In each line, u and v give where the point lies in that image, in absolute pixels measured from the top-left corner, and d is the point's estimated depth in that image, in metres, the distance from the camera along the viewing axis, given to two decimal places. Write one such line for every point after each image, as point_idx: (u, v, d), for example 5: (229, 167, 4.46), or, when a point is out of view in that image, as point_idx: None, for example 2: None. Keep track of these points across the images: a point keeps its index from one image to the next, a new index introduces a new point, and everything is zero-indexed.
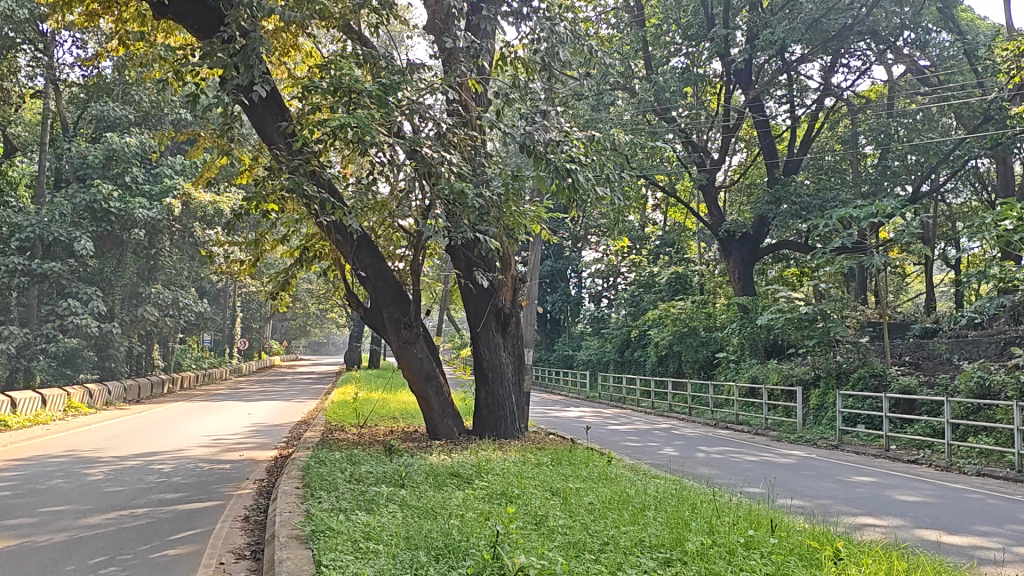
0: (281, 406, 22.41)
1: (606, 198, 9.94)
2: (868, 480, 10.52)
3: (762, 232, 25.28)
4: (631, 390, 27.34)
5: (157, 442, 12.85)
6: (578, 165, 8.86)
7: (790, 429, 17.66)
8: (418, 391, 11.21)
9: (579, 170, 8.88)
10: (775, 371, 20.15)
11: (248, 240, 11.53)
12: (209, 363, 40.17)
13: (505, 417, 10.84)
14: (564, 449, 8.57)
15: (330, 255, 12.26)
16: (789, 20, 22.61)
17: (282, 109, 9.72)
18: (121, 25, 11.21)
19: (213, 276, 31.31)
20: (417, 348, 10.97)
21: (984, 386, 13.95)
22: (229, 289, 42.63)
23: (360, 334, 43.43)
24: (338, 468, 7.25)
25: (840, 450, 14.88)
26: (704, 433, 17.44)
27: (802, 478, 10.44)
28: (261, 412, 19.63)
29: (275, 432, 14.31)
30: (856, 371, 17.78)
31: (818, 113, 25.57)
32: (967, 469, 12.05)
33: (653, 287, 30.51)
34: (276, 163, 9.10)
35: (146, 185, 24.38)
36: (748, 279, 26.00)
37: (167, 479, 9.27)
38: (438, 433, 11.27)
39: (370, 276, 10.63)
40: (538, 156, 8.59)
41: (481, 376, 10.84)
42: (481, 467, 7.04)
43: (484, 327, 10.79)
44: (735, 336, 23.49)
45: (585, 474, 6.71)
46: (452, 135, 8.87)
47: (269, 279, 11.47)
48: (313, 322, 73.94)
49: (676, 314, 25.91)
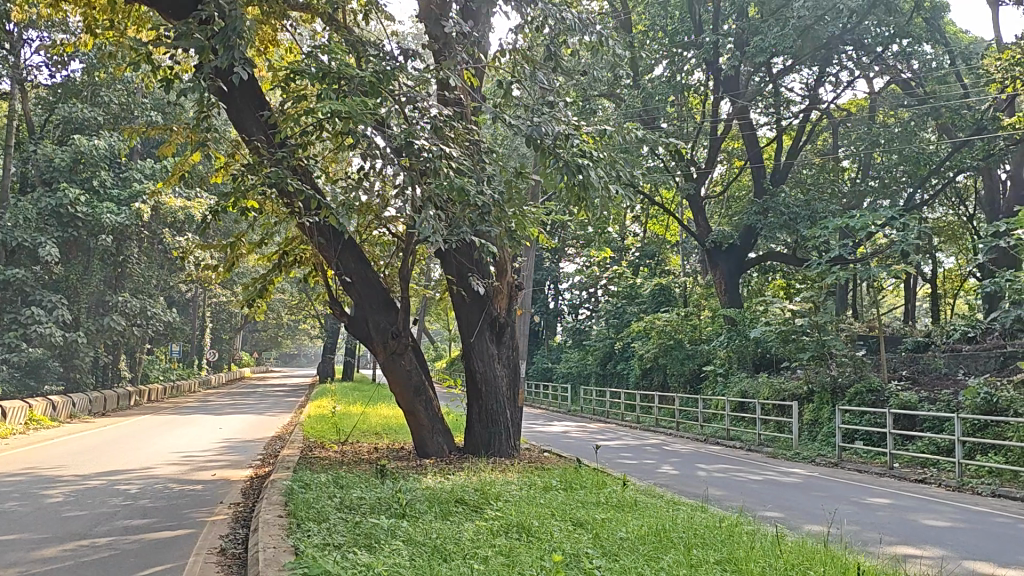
0: (254, 419, 21.53)
1: (613, 198, 9.34)
2: (886, 501, 9.89)
3: (749, 243, 24.74)
4: (615, 404, 26.67)
5: (122, 459, 11.97)
6: (588, 162, 8.27)
7: (785, 446, 17.05)
8: (406, 406, 10.48)
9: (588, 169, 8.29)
10: (766, 386, 19.55)
11: (224, 244, 10.76)
12: (178, 376, 39.11)
13: (499, 434, 10.16)
14: (570, 470, 7.89)
15: (310, 261, 11.55)
16: (779, 27, 22.14)
17: (261, 100, 9.02)
18: (90, 15, 10.51)
19: (183, 285, 30.34)
20: (405, 361, 10.24)
21: (992, 402, 13.43)
22: (200, 299, 41.61)
23: (333, 345, 42.55)
24: (327, 492, 6.51)
25: (842, 468, 14.28)
26: (697, 450, 16.77)
27: (816, 499, 9.80)
28: (233, 427, 18.76)
29: (248, 449, 13.51)
30: (852, 386, 17.21)
31: (806, 122, 25.15)
32: (981, 490, 11.50)
33: (636, 299, 29.91)
34: (256, 157, 8.38)
35: (115, 189, 23.47)
36: (734, 291, 25.45)
37: (133, 502, 8.44)
38: (427, 451, 10.54)
39: (355, 282, 9.94)
40: (546, 150, 8.04)
41: (474, 390, 10.15)
42: (487, 493, 6.33)
43: (478, 337, 10.12)
44: (722, 349, 22.91)
45: (602, 501, 6.04)
46: (450, 128, 8.22)
47: (246, 290, 10.69)
48: (283, 333, 72.81)
49: (661, 326, 25.29)
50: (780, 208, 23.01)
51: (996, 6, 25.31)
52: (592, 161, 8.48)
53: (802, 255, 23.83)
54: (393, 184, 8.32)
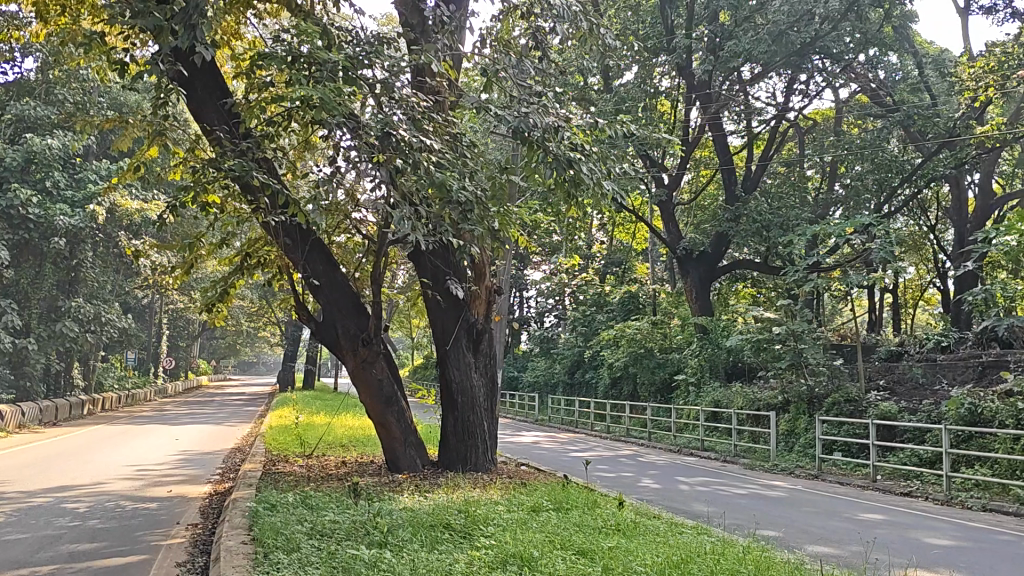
0: (213, 429, 20.72)
1: (602, 197, 8.89)
2: (879, 517, 9.47)
3: (721, 250, 24.42)
4: (584, 413, 26.22)
5: (70, 474, 11.22)
6: (578, 158, 7.82)
7: (762, 457, 16.66)
8: (376, 418, 9.88)
9: (578, 164, 7.82)
10: (740, 395, 19.17)
11: (182, 244, 10.10)
12: (134, 384, 38.06)
13: (475, 447, 9.62)
14: (556, 489, 7.35)
15: (275, 264, 10.96)
16: (753, 31, 21.83)
17: (224, 89, 8.42)
18: (40, 2, 9.86)
19: (139, 289, 29.39)
20: (376, 369, 9.66)
21: (976, 413, 13.11)
22: (156, 305, 40.54)
23: (294, 353, 41.64)
24: (296, 516, 5.91)
25: (823, 481, 13.89)
26: (672, 461, 16.31)
27: (807, 515, 9.37)
28: (190, 438, 17.97)
29: (207, 462, 12.82)
30: (829, 397, 16.87)
31: (778, 129, 24.91)
32: (972, 505, 11.14)
33: (605, 307, 29.52)
34: (220, 148, 7.78)
35: (69, 191, 22.56)
36: (705, 298, 25.10)
37: (80, 523, 7.74)
38: (399, 466, 9.95)
39: (323, 286, 9.42)
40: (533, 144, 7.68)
41: (448, 400, 9.62)
42: (473, 516, 5.78)
43: (454, 345, 9.59)
44: (694, 358, 22.52)
45: (599, 525, 5.53)
46: (429, 119, 7.71)
47: (205, 295, 10.05)
48: (242, 341, 71.51)
49: (631, 334, 24.84)
50: (753, 215, 22.71)
51: (965, 15, 25.31)
52: (582, 157, 8.03)
53: (774, 262, 23.56)
54: (369, 180, 7.78)
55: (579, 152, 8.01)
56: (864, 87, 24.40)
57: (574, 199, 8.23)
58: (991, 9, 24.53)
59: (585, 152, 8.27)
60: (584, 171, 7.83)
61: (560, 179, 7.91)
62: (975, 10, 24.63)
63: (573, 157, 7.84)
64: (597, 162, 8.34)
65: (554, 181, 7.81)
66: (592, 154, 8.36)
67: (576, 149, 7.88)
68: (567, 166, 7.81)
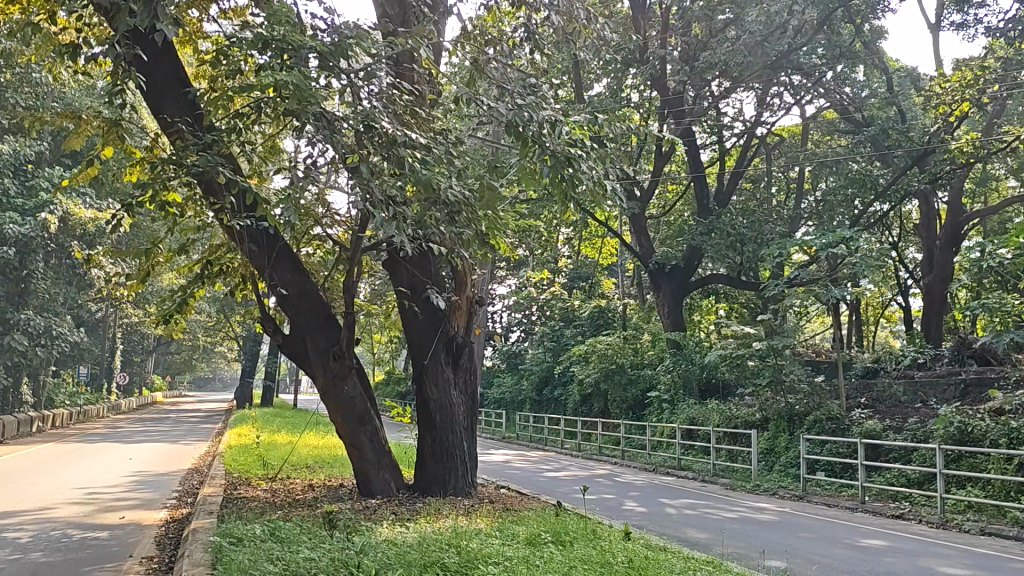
0: (169, 448, 19.80)
1: (601, 201, 8.07)
2: (884, 543, 8.98)
3: (693, 264, 24.02)
4: (553, 431, 25.63)
5: (14, 498, 10.38)
6: (577, 154, 6.95)
7: (743, 476, 16.17)
8: (348, 439, 9.19)
9: (577, 161, 6.95)
10: (717, 412, 18.70)
11: (138, 250, 9.36)
12: (86, 401, 36.79)
13: (454, 470, 9.00)
14: (552, 516, 6.76)
15: (239, 273, 10.25)
16: (727, 43, 21.46)
17: (183, 78, 7.75)
18: None
19: (92, 302, 28.28)
20: (348, 386, 9.01)
21: (966, 432, 12.69)
22: (110, 320, 39.26)
23: (253, 369, 40.61)
24: (268, 551, 5.25)
25: (809, 502, 13.40)
26: (651, 481, 15.75)
27: (809, 541, 8.85)
28: (145, 457, 17.07)
29: (162, 485, 12.02)
30: (810, 415, 16.44)
31: (751, 143, 24.59)
32: (969, 528, 10.66)
33: (574, 322, 28.97)
34: (182, 142, 7.09)
35: (19, 199, 21.60)
36: (677, 313, 24.65)
37: (22, 556, 6.97)
38: (372, 489, 9.28)
39: (291, 295, 8.79)
40: (528, 141, 7.08)
41: (426, 419, 8.99)
42: (469, 551, 5.16)
43: (432, 359, 9.01)
44: (666, 374, 22.03)
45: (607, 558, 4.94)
46: (411, 114, 7.10)
47: (161, 307, 9.32)
48: (198, 355, 70.02)
49: (602, 349, 24.28)
50: (726, 229, 22.33)
51: (935, 32, 25.22)
52: (582, 153, 7.15)
53: (748, 277, 23.20)
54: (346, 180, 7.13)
55: (579, 147, 7.14)
56: (836, 101, 24.16)
57: (571, 201, 7.36)
58: (961, 25, 24.45)
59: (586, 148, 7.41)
60: (583, 169, 6.97)
61: (556, 177, 7.04)
62: (946, 26, 24.54)
63: (571, 152, 6.98)
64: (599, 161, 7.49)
65: (550, 180, 6.93)
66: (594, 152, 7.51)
67: (575, 144, 7.01)
68: (565, 164, 6.92)
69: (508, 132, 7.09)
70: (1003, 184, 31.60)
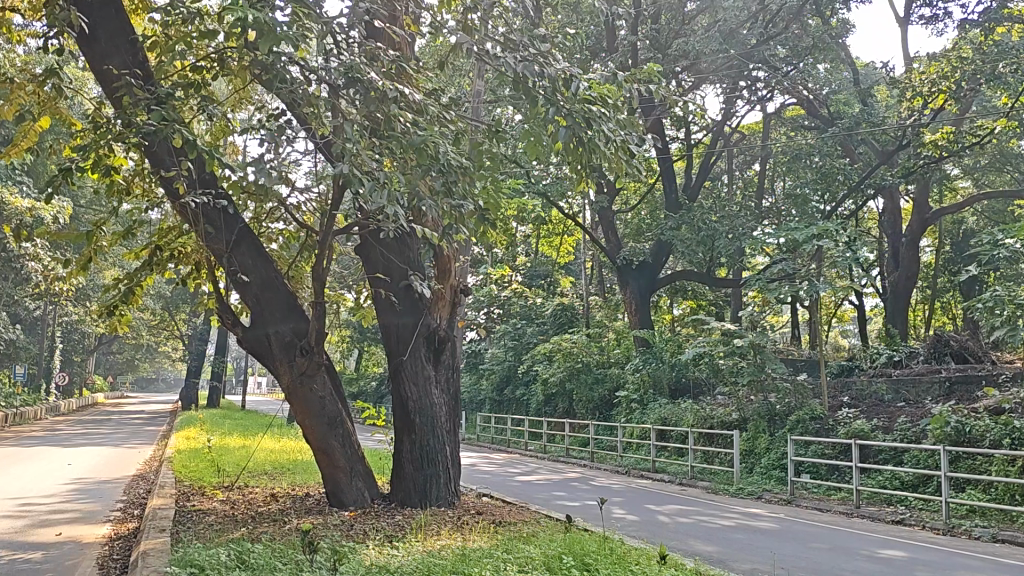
0: (111, 453, 18.48)
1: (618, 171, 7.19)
2: (906, 554, 8.22)
3: (661, 260, 23.31)
4: (515, 432, 24.83)
5: None
6: (598, 114, 5.97)
7: (724, 479, 15.48)
8: (316, 445, 8.20)
9: (598, 122, 5.98)
10: (691, 413, 18.00)
11: (77, 233, 8.26)
12: (23, 402, 35.08)
13: (436, 478, 8.11)
14: (565, 534, 5.88)
15: (193, 260, 9.22)
16: (701, 30, 20.69)
17: (128, 23, 6.79)
18: None
19: (27, 298, 26.69)
20: (318, 385, 8.03)
21: (963, 432, 12.10)
22: (48, 318, 37.47)
23: (199, 369, 39.13)
24: None
25: (800, 506, 12.69)
26: (629, 485, 14.92)
27: (828, 553, 8.09)
28: (85, 463, 15.83)
29: (104, 494, 10.92)
30: (792, 415, 15.78)
31: (718, 136, 24.00)
32: (980, 534, 9.97)
33: (536, 320, 28.14)
34: (132, 98, 6.10)
35: None
36: (644, 311, 23.89)
37: None
38: (343, 500, 8.31)
39: (253, 282, 7.88)
40: (541, 100, 6.11)
41: (404, 421, 8.08)
42: None
43: (412, 355, 8.10)
44: (635, 374, 21.31)
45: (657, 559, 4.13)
46: (397, 71, 6.22)
47: (105, 296, 8.33)
48: (139, 354, 68.02)
49: (567, 348, 23.44)
50: (695, 225, 21.64)
51: (903, 26, 24.86)
52: (603, 113, 6.18)
53: (717, 274, 22.58)
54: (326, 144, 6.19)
55: (599, 106, 6.17)
56: (805, 96, 23.63)
57: (585, 168, 6.46)
58: (930, 19, 24.09)
59: (610, 106, 6.44)
60: (604, 132, 6.01)
61: (573, 139, 6.07)
62: (914, 20, 24.15)
63: (591, 113, 6.00)
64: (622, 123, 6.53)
65: (567, 142, 5.97)
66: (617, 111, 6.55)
67: (595, 103, 6.03)
68: (585, 127, 5.94)
69: (520, 89, 6.11)
70: (963, 183, 31.42)
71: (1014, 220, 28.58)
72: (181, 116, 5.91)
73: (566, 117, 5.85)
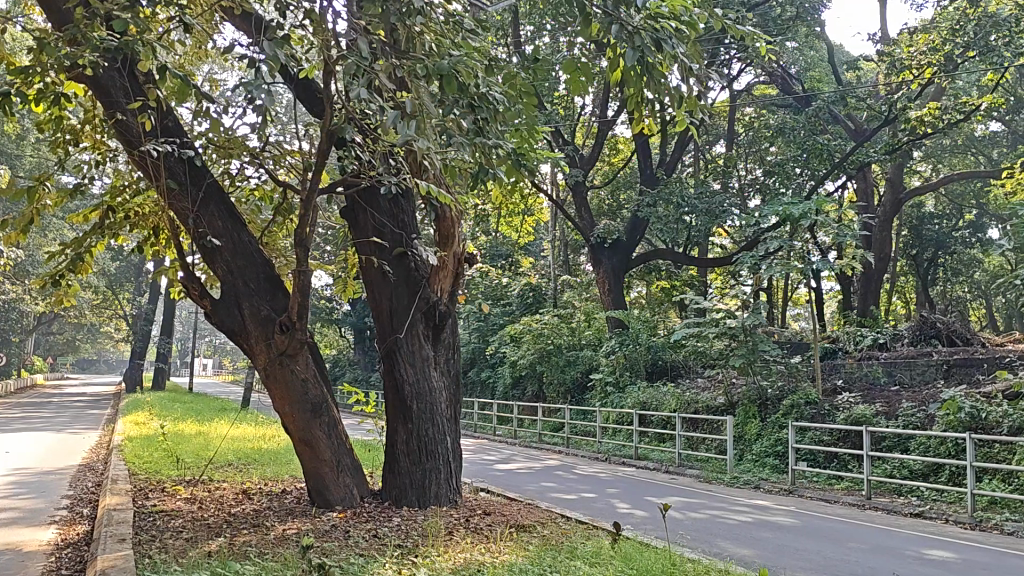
0: (53, 439, 17.05)
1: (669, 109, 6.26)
2: (957, 555, 7.39)
3: (636, 237, 22.39)
4: (482, 416, 23.88)
5: None
6: (669, 33, 5.02)
7: (714, 467, 14.64)
8: (298, 436, 7.09)
9: (669, 43, 5.02)
10: (673, 396, 17.15)
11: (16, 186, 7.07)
12: None
13: (436, 473, 7.13)
14: (613, 548, 4.90)
15: (151, 222, 8.07)
16: None
17: None
18: None
19: None
20: (299, 366, 6.91)
21: (979, 418, 11.40)
22: None
23: (144, 350, 37.48)
24: None
25: (804, 497, 11.88)
26: (616, 473, 13.98)
27: (874, 555, 7.24)
28: (27, 451, 14.45)
29: (46, 488, 9.68)
30: (784, 399, 15.01)
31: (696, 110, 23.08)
32: (1013, 529, 9.16)
33: (502, 299, 27.14)
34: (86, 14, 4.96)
35: None
36: (617, 291, 22.97)
37: None
38: (329, 498, 7.22)
39: (225, 245, 6.81)
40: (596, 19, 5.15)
41: (400, 408, 7.07)
42: None
43: (409, 332, 7.09)
44: (610, 356, 20.42)
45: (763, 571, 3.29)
46: None
47: (49, 263, 7.18)
48: (79, 335, 65.79)
49: (536, 330, 22.54)
50: (673, 201, 20.71)
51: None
52: (672, 36, 5.23)
53: (693, 252, 21.74)
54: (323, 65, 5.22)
55: (667, 27, 5.20)
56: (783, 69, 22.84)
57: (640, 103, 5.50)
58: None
59: (677, 30, 5.49)
60: (676, 55, 5.05)
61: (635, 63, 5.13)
62: None
63: (660, 33, 5.05)
64: (688, 49, 5.57)
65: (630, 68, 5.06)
66: (681, 36, 5.60)
67: (665, 22, 5.07)
68: (653, 50, 4.98)
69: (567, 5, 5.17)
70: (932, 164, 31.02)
71: (984, 202, 28.19)
72: (145, 27, 4.87)
73: (630, 37, 4.91)
